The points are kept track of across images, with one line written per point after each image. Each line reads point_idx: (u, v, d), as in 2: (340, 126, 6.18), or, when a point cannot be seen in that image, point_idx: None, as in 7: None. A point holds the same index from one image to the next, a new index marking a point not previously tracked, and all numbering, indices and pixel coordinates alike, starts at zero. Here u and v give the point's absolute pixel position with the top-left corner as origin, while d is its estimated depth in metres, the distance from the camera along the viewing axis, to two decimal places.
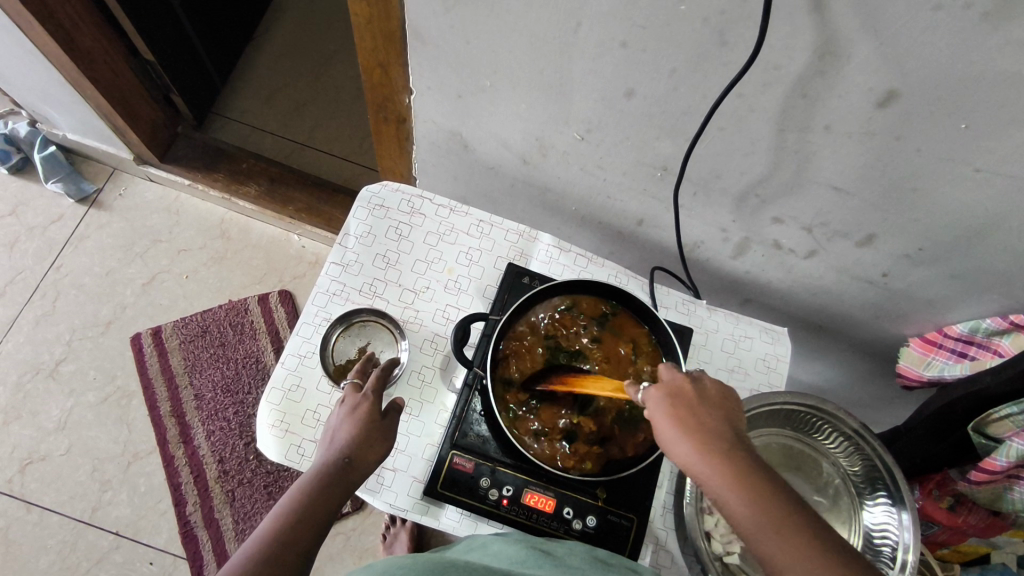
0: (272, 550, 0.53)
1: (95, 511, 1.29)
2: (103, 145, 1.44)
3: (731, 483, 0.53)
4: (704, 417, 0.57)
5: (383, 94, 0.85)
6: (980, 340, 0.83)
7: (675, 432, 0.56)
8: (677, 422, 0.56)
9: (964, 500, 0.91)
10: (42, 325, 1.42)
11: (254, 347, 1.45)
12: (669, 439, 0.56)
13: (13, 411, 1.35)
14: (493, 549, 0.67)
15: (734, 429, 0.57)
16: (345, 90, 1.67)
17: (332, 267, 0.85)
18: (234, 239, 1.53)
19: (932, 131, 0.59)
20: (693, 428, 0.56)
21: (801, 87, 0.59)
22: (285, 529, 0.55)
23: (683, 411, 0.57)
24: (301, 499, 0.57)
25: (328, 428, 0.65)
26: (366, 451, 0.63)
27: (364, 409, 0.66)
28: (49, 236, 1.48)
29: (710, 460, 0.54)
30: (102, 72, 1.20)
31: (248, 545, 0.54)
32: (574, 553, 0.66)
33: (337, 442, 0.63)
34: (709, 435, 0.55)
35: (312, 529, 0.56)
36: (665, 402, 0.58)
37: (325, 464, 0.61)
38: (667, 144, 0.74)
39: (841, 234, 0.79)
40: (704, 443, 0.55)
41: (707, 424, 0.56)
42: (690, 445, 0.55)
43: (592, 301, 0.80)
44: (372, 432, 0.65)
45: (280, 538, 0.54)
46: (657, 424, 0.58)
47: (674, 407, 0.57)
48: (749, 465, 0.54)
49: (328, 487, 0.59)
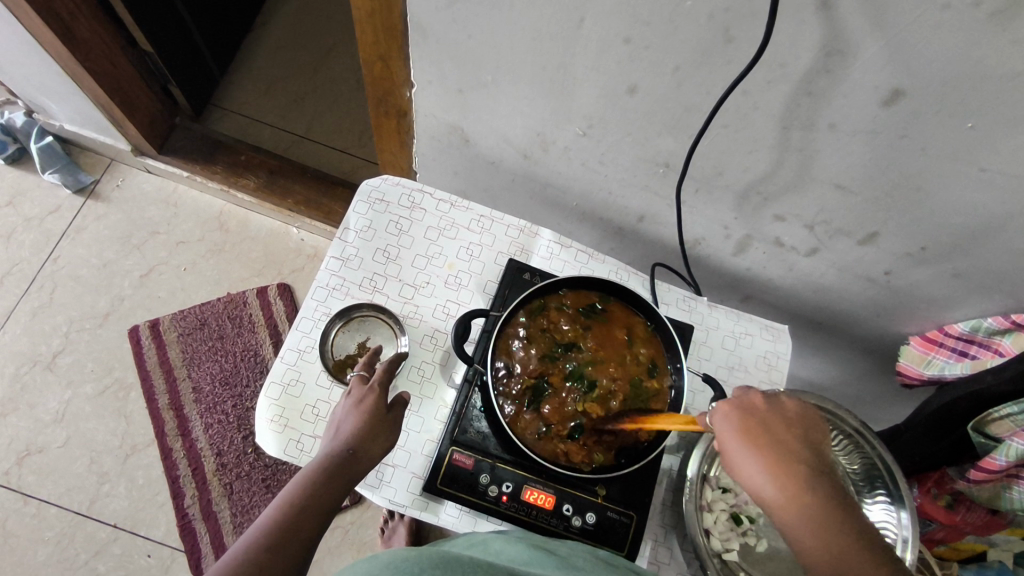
0: (275, 536, 0.53)
1: (92, 504, 1.29)
2: (100, 136, 1.43)
3: (800, 508, 0.54)
4: (779, 439, 0.56)
5: (384, 87, 0.84)
6: (981, 339, 0.82)
7: (747, 452, 0.56)
8: (750, 442, 0.56)
9: (962, 498, 0.91)
10: (39, 317, 1.41)
11: (252, 340, 1.44)
12: (739, 458, 0.56)
13: (11, 404, 1.35)
14: (493, 549, 0.66)
15: (809, 451, 0.57)
16: (344, 82, 1.66)
17: (332, 261, 0.84)
18: (232, 231, 1.52)
19: (938, 130, 0.58)
20: (771, 452, 0.56)
21: (806, 84, 0.59)
22: (289, 515, 0.55)
23: (757, 432, 0.57)
24: (306, 487, 0.57)
25: (334, 420, 0.65)
26: (371, 442, 0.63)
27: (370, 401, 0.66)
28: (46, 228, 1.47)
29: (784, 484, 0.54)
30: (99, 62, 1.18)
31: (252, 528, 0.54)
32: (575, 552, 0.66)
33: (343, 433, 0.63)
34: (784, 459, 0.55)
35: (316, 517, 0.56)
36: (738, 421, 0.57)
37: (329, 454, 0.61)
38: (669, 140, 0.73)
39: (843, 233, 0.78)
40: (782, 467, 0.55)
41: (785, 445, 0.56)
42: (763, 468, 0.55)
43: (588, 294, 0.80)
44: (378, 425, 0.65)
45: (283, 524, 0.54)
46: (726, 443, 0.57)
47: (749, 429, 0.57)
48: (821, 490, 0.55)
49: (332, 477, 0.59)
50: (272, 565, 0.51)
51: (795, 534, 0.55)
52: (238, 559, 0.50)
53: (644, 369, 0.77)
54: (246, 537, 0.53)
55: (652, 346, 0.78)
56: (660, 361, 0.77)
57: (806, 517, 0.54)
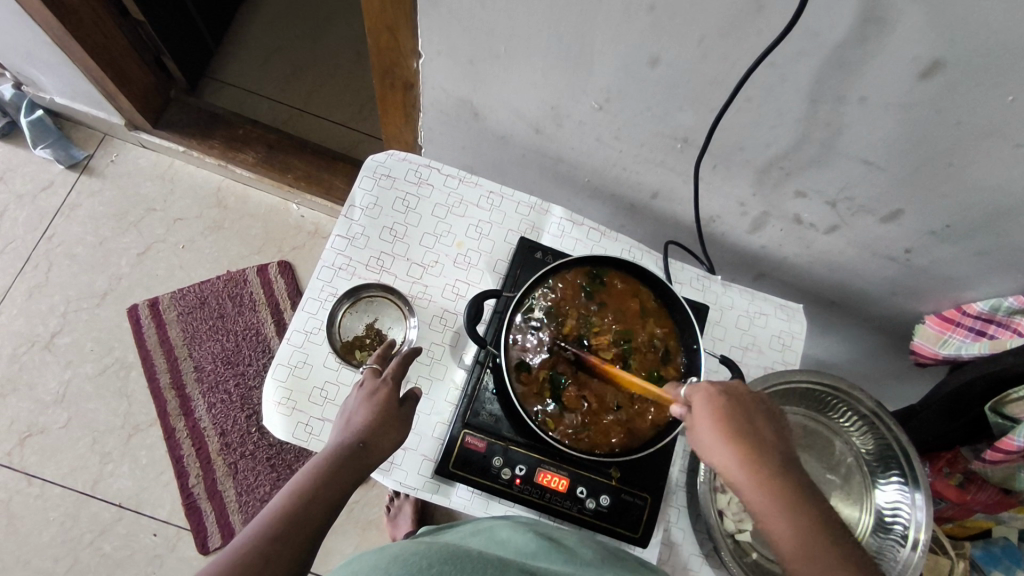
0: (282, 526, 0.51)
1: (96, 483, 1.29)
2: (92, 109, 1.39)
3: (769, 487, 0.53)
4: (753, 424, 0.56)
5: (390, 59, 0.80)
6: (1000, 318, 0.81)
7: (720, 432, 0.56)
8: (722, 421, 0.56)
9: (974, 477, 0.91)
10: (36, 296, 1.39)
11: (254, 319, 1.42)
12: (710, 439, 0.56)
13: (10, 383, 1.33)
14: (500, 538, 0.65)
15: (778, 436, 0.57)
16: (343, 53, 1.61)
17: (337, 240, 0.82)
18: (231, 208, 1.49)
19: (975, 104, 0.56)
20: (744, 432, 0.55)
21: (839, 55, 0.56)
22: (297, 505, 0.53)
23: (733, 414, 0.56)
24: (315, 476, 0.55)
25: (343, 412, 0.64)
26: (382, 436, 0.62)
27: (383, 394, 0.65)
28: (39, 205, 1.44)
29: (753, 464, 0.54)
30: (89, 32, 1.14)
31: (259, 518, 0.51)
32: (585, 547, 0.66)
33: (353, 426, 0.62)
34: (756, 441, 0.55)
35: (325, 507, 0.54)
36: (712, 400, 0.57)
37: (339, 445, 0.59)
38: (690, 114, 0.70)
39: (865, 210, 0.76)
40: (753, 448, 0.55)
41: (757, 429, 0.56)
42: (734, 446, 0.55)
43: (594, 278, 0.77)
44: (388, 418, 0.63)
45: (290, 514, 0.52)
46: (699, 423, 0.57)
47: (724, 408, 0.57)
48: (791, 472, 0.54)
49: (343, 466, 0.57)
50: (278, 556, 0.49)
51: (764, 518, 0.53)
52: (242, 549, 0.48)
53: (654, 347, 0.75)
54: (251, 527, 0.50)
55: (660, 322, 0.76)
56: (675, 343, 0.76)
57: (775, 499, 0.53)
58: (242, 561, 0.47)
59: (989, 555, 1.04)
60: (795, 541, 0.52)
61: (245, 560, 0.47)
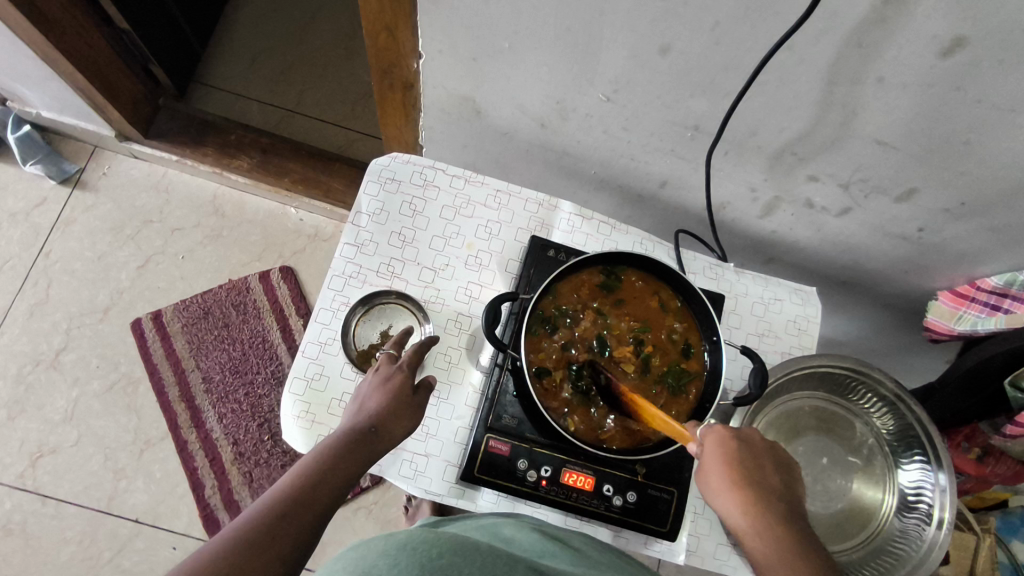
0: (289, 503, 0.49)
1: (112, 500, 1.28)
2: (81, 122, 1.36)
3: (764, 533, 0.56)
4: (760, 472, 0.59)
5: (389, 59, 0.79)
6: (1014, 293, 0.81)
7: (725, 475, 0.59)
8: (729, 465, 0.59)
9: (993, 451, 0.92)
10: (37, 315, 1.37)
11: (259, 327, 1.41)
12: (720, 487, 0.59)
13: (17, 405, 1.32)
14: (504, 535, 0.64)
15: (784, 488, 0.59)
16: (332, 51, 1.58)
17: (346, 247, 0.81)
18: (228, 215, 1.47)
19: (995, 81, 0.55)
20: (748, 478, 0.58)
21: (857, 37, 0.55)
22: (305, 484, 0.51)
23: (741, 460, 0.59)
24: (325, 457, 0.54)
25: (358, 397, 0.63)
26: (394, 423, 0.61)
27: (397, 380, 0.65)
28: (34, 222, 1.41)
29: (750, 510, 0.57)
30: (74, 44, 1.11)
31: (266, 495, 0.50)
32: (588, 549, 0.66)
33: (366, 410, 0.61)
34: (761, 488, 0.58)
35: (334, 489, 0.53)
36: (723, 446, 0.60)
37: (351, 428, 0.59)
38: (701, 103, 0.69)
39: (879, 190, 0.75)
40: (754, 496, 0.58)
41: (763, 478, 0.59)
42: (735, 490, 0.58)
43: (610, 276, 0.76)
44: (402, 405, 0.63)
45: (300, 490, 0.50)
46: (709, 469, 0.60)
47: (733, 453, 0.60)
48: (789, 522, 0.57)
49: (352, 450, 0.56)
50: (286, 532, 0.47)
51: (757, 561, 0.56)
52: (249, 525, 0.46)
53: (675, 347, 0.75)
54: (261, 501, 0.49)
55: (679, 322, 0.76)
56: (695, 340, 0.75)
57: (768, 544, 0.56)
58: (251, 535, 0.46)
59: (1009, 525, 1.05)
60: None
61: (251, 535, 0.46)
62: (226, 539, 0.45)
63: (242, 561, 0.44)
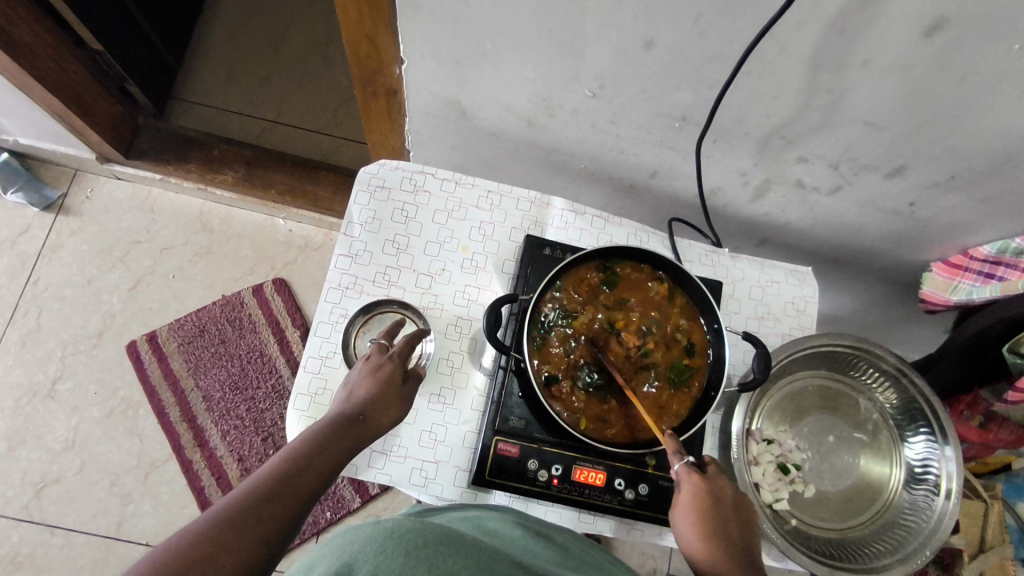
0: (273, 487, 0.49)
1: (120, 526, 1.27)
2: (60, 146, 1.34)
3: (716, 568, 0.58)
4: (724, 517, 0.61)
5: (371, 67, 0.78)
6: (1008, 260, 0.81)
7: (689, 516, 0.61)
8: (694, 507, 0.61)
9: (994, 417, 0.92)
10: (30, 345, 1.35)
11: (256, 341, 1.41)
12: (683, 528, 0.61)
13: (16, 437, 1.30)
14: (489, 528, 0.63)
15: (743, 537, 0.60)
16: (310, 58, 1.56)
17: (340, 259, 0.80)
18: (217, 230, 1.45)
19: (980, 55, 0.55)
20: (711, 521, 0.60)
21: (841, 22, 0.55)
22: (291, 468, 0.52)
23: (708, 503, 0.61)
24: (311, 444, 0.55)
25: (347, 384, 0.64)
26: (382, 411, 0.62)
27: (387, 370, 0.65)
28: (19, 250, 1.39)
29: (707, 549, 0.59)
30: (47, 68, 1.09)
31: (252, 478, 0.50)
32: (573, 547, 0.66)
33: (354, 398, 0.62)
34: (721, 530, 0.60)
35: (319, 475, 0.53)
36: (694, 489, 0.62)
37: (338, 415, 0.59)
38: (688, 93, 0.69)
39: (869, 168, 0.75)
40: (713, 536, 0.59)
41: (727, 523, 0.60)
42: (696, 530, 0.60)
43: (609, 268, 0.76)
44: (390, 394, 0.64)
45: (285, 475, 0.51)
46: (680, 511, 0.62)
47: (701, 495, 0.61)
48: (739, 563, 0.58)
49: (338, 436, 0.57)
50: (270, 516, 0.48)
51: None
52: (234, 507, 0.47)
53: (677, 341, 0.75)
54: (246, 484, 0.49)
55: (680, 316, 0.76)
56: (697, 333, 0.75)
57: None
58: (236, 517, 0.46)
59: (1014, 486, 1.05)
60: None
61: (237, 517, 0.46)
62: (211, 520, 0.45)
63: (225, 543, 0.44)
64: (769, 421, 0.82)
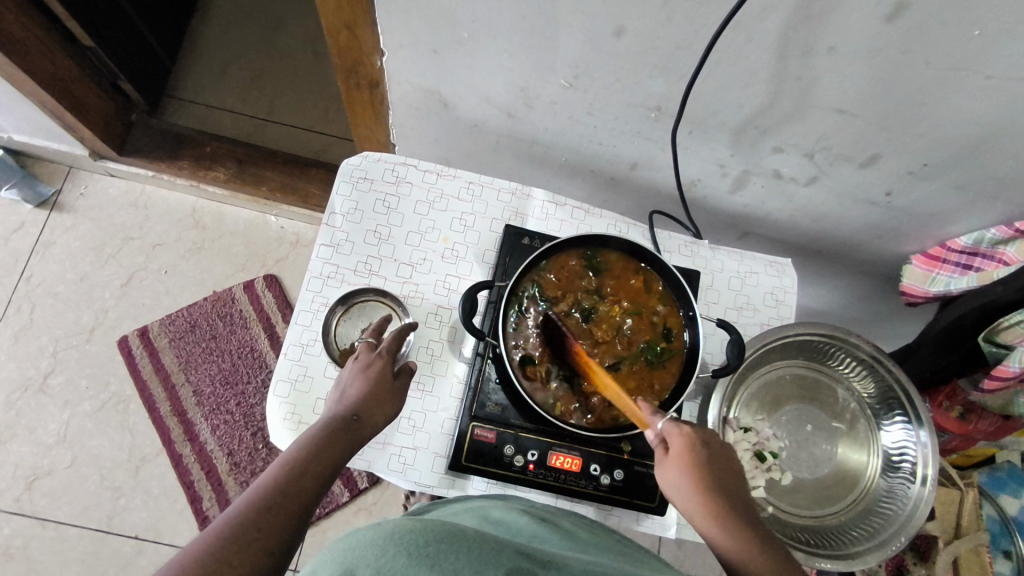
0: (273, 497, 0.50)
1: (111, 519, 1.28)
2: (54, 143, 1.36)
3: (714, 514, 0.58)
4: (712, 465, 0.60)
5: (352, 59, 0.79)
6: (984, 250, 0.83)
7: (681, 471, 0.60)
8: (683, 462, 0.60)
9: (973, 408, 0.93)
10: (23, 340, 1.36)
11: (247, 336, 1.42)
12: (675, 481, 0.60)
13: (9, 431, 1.31)
14: (494, 517, 0.65)
15: (732, 483, 0.60)
16: (301, 56, 1.58)
17: (322, 248, 0.81)
18: (209, 227, 1.47)
19: (941, 40, 0.56)
20: (701, 470, 0.60)
21: (805, 7, 0.56)
22: (291, 472, 0.52)
23: (695, 456, 0.60)
24: (309, 447, 0.55)
25: (339, 384, 0.65)
26: (375, 410, 0.63)
27: (378, 367, 0.66)
28: (13, 247, 1.41)
29: (702, 498, 0.58)
30: (38, 64, 1.11)
31: (252, 488, 0.51)
32: (577, 530, 0.66)
33: (347, 398, 0.63)
34: (714, 479, 0.60)
35: (319, 478, 0.54)
36: (683, 443, 0.61)
37: (333, 418, 0.60)
38: (661, 82, 0.70)
39: (843, 158, 0.76)
40: (705, 485, 0.59)
41: (718, 472, 0.60)
42: (687, 483, 0.59)
43: (587, 258, 0.77)
44: (383, 391, 0.65)
45: (283, 482, 0.51)
46: (668, 467, 0.61)
47: (690, 448, 0.61)
48: (734, 506, 0.58)
49: (337, 436, 0.58)
50: (270, 526, 0.48)
51: (712, 539, 0.57)
52: (234, 520, 0.47)
53: (656, 330, 0.76)
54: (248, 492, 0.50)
55: (660, 304, 0.76)
56: (674, 320, 0.76)
57: (718, 523, 0.57)
58: (235, 531, 0.46)
59: (995, 480, 1.08)
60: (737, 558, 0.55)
61: (238, 530, 0.47)
62: (212, 534, 0.46)
63: (229, 555, 0.45)
64: (746, 411, 0.83)
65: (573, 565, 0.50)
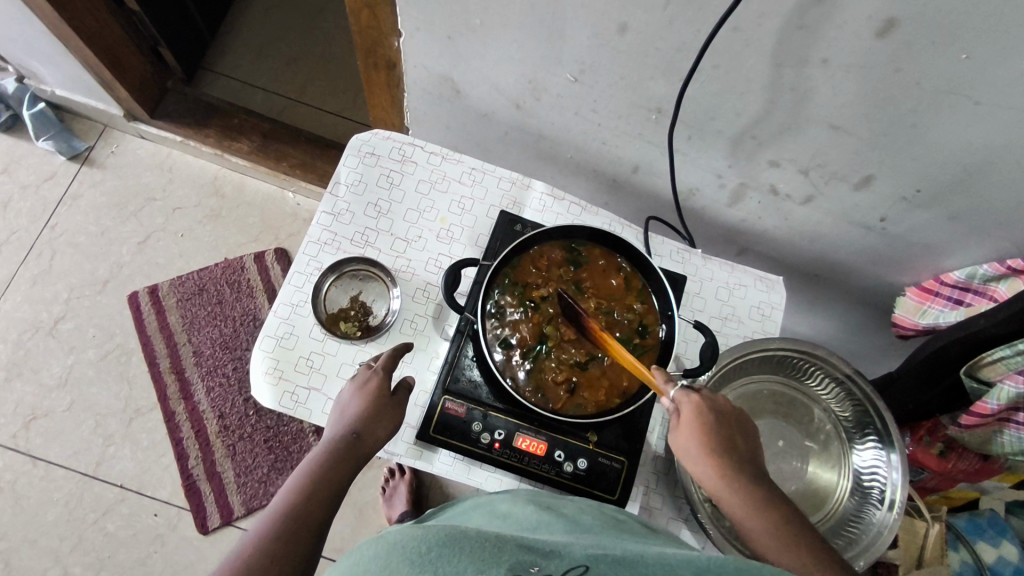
0: (283, 529, 0.56)
1: (99, 465, 1.32)
2: (92, 100, 1.42)
3: (728, 479, 0.62)
4: (726, 430, 0.64)
5: (372, 38, 0.83)
6: (976, 286, 0.82)
7: (697, 440, 0.64)
8: (699, 432, 0.64)
9: (954, 445, 0.92)
10: (39, 284, 1.42)
11: (251, 305, 1.45)
12: (689, 448, 0.64)
13: (15, 369, 1.36)
14: (502, 510, 0.65)
15: (744, 446, 0.65)
16: (336, 42, 1.63)
17: (323, 216, 0.84)
18: (228, 196, 1.51)
19: (931, 61, 0.57)
20: (716, 437, 0.63)
21: (799, 16, 0.57)
22: (298, 501, 0.58)
23: (710, 424, 0.64)
24: (313, 474, 0.60)
25: (339, 402, 0.68)
26: (376, 424, 0.66)
27: (373, 385, 0.68)
28: (42, 196, 1.47)
29: (718, 466, 0.63)
30: (84, 21, 1.16)
31: (262, 520, 0.57)
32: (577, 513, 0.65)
33: (347, 415, 0.66)
34: (728, 445, 0.64)
35: (324, 503, 0.59)
36: (698, 413, 0.64)
37: (334, 439, 0.64)
38: (661, 84, 0.72)
39: (838, 176, 0.77)
40: (721, 452, 0.63)
41: (731, 437, 0.64)
42: (704, 450, 0.63)
43: (573, 253, 0.79)
44: (381, 407, 0.67)
45: (291, 515, 0.57)
46: (684, 434, 0.65)
47: (706, 417, 0.64)
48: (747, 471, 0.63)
49: (339, 461, 0.62)
50: (282, 558, 0.54)
51: (727, 502, 0.62)
52: (252, 554, 0.54)
53: (632, 326, 0.77)
54: (258, 525, 0.56)
55: (638, 301, 0.78)
56: (652, 318, 0.77)
57: (732, 487, 0.62)
58: (249, 563, 0.53)
59: (974, 524, 1.09)
60: (749, 517, 0.61)
61: (253, 562, 0.53)
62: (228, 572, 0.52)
63: None
64: None
65: (573, 551, 0.49)
